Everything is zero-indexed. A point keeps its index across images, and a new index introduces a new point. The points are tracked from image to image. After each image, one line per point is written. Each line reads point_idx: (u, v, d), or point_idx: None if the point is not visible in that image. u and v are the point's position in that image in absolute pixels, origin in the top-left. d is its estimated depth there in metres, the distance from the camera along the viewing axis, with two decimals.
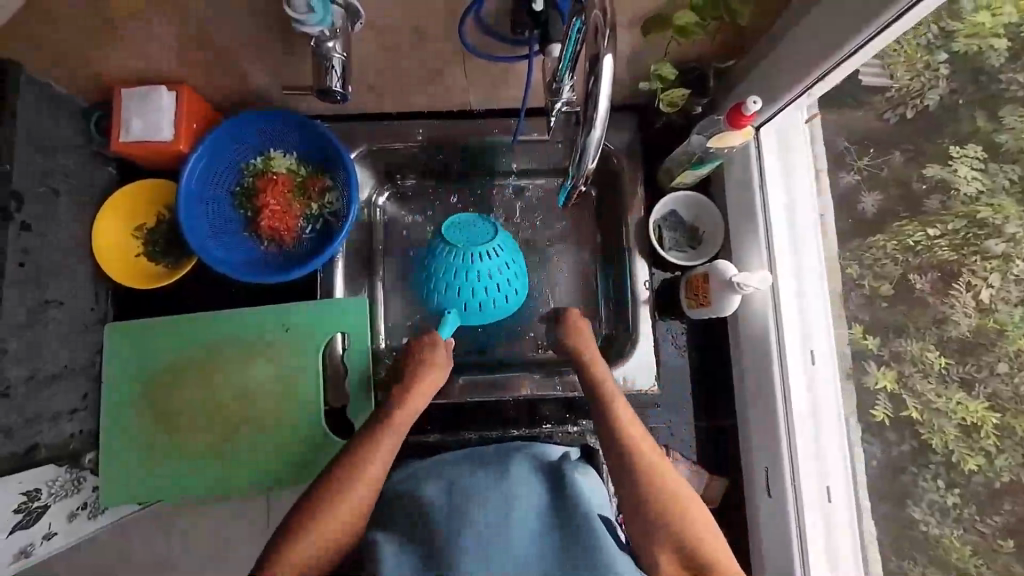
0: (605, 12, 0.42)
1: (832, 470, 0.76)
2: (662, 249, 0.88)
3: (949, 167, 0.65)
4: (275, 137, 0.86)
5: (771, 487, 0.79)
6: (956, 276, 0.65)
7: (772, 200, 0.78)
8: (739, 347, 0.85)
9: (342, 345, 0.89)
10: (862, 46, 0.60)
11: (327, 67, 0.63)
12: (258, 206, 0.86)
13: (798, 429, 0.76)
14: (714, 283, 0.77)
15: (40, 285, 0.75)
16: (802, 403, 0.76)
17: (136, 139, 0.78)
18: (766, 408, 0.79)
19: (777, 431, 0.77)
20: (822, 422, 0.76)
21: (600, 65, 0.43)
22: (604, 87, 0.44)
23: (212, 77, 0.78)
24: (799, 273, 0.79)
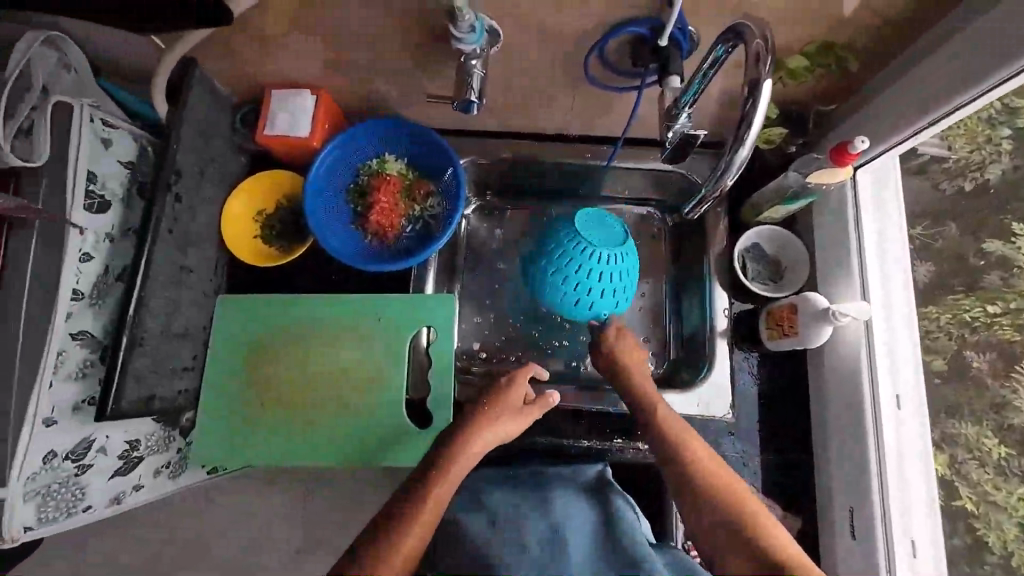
0: (766, 42, 0.50)
1: (921, 519, 0.73)
2: (746, 278, 0.90)
3: (1012, 244, 0.70)
4: (392, 142, 0.93)
5: (855, 527, 0.76)
6: (1018, 358, 0.68)
7: (867, 239, 0.80)
8: (820, 378, 0.84)
9: (426, 339, 0.93)
10: (976, 99, 0.62)
11: (468, 80, 0.70)
12: (369, 203, 0.94)
13: (888, 468, 0.74)
14: (801, 314, 0.79)
15: (180, 251, 0.84)
16: (892, 442, 0.75)
17: (278, 133, 0.88)
18: (854, 445, 0.77)
19: (865, 470, 0.75)
20: (912, 467, 0.74)
21: (759, 89, 0.50)
22: (759, 108, 0.51)
23: (349, 86, 0.88)
24: (891, 307, 0.79)
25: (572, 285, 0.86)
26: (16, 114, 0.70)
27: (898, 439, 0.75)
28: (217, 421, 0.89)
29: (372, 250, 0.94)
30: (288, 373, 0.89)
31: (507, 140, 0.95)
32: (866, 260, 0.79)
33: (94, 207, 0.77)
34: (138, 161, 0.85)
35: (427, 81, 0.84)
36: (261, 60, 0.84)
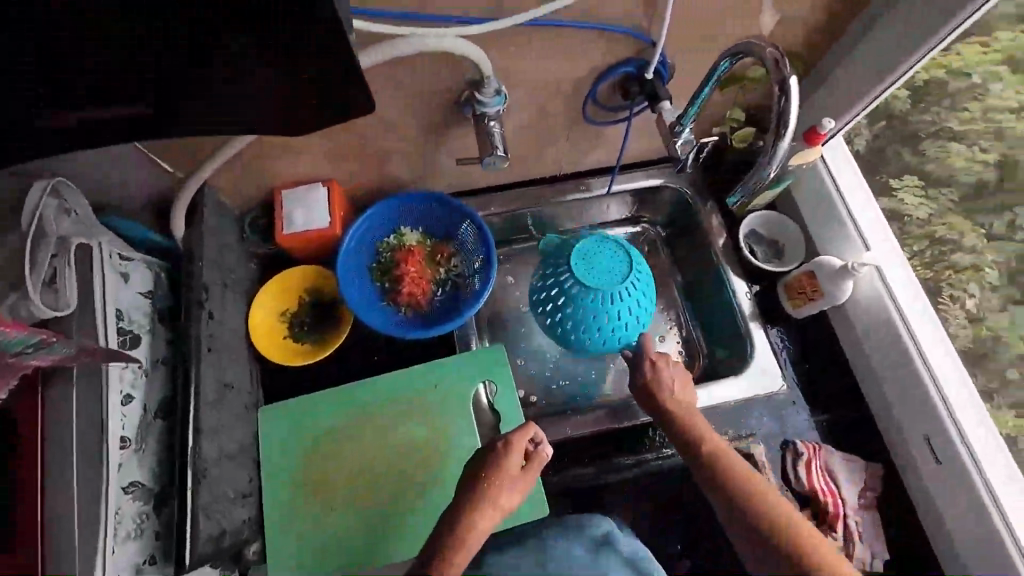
0: (778, 52, 0.66)
1: (985, 422, 0.81)
2: (758, 262, 0.98)
3: (898, 198, 0.94)
4: (406, 216, 0.97)
5: (937, 450, 0.82)
6: (940, 291, 0.88)
7: (850, 200, 0.92)
8: (851, 326, 0.92)
9: (487, 396, 0.90)
10: (908, 70, 0.76)
11: (491, 138, 0.76)
12: (397, 276, 0.95)
13: (945, 383, 0.82)
14: (822, 275, 0.88)
15: (220, 370, 0.79)
16: (938, 358, 0.84)
17: (298, 229, 0.88)
18: (907, 374, 0.85)
19: (925, 391, 0.83)
20: (958, 379, 0.83)
21: (788, 88, 0.65)
22: (793, 101, 0.66)
23: (357, 173, 0.91)
24: (889, 250, 0.90)
25: (598, 331, 0.85)
26: (41, 265, 0.64)
27: (941, 358, 0.84)
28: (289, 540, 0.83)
29: (410, 321, 0.93)
30: (353, 466, 0.86)
31: (500, 191, 1.03)
32: (856, 214, 0.92)
33: (124, 345, 0.73)
34: (156, 289, 0.82)
35: (434, 152, 0.89)
36: (268, 165, 0.85)
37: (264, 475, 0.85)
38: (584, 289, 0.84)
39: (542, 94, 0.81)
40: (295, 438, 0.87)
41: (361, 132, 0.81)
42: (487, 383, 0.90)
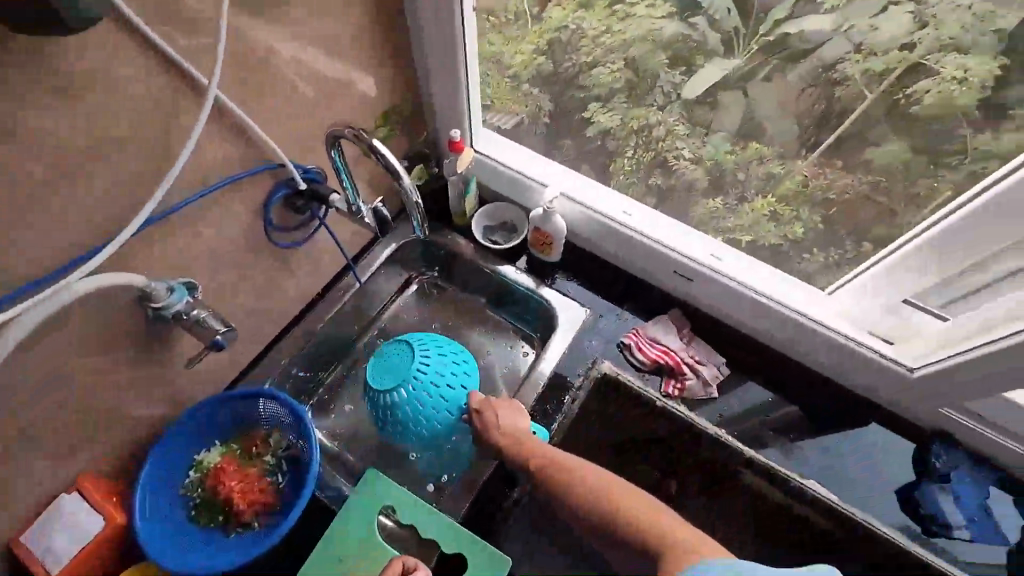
0: (352, 129, 0.79)
1: (696, 238, 1.05)
2: (502, 245, 1.16)
3: (596, 119, 1.05)
4: (192, 444, 0.90)
5: (689, 276, 1.05)
6: (665, 159, 1.04)
7: (518, 163, 1.12)
8: (588, 239, 1.13)
9: (392, 519, 0.87)
10: (467, 64, 0.97)
11: (204, 324, 0.74)
12: (224, 500, 0.87)
13: (654, 236, 1.05)
14: (542, 225, 1.07)
15: None
16: (641, 225, 1.06)
17: (72, 553, 0.76)
18: (636, 247, 1.07)
19: (652, 249, 1.05)
20: (663, 224, 1.07)
21: (379, 149, 0.79)
22: (387, 151, 0.79)
23: (101, 448, 0.80)
24: (567, 176, 1.11)
25: (429, 397, 0.87)
26: None
27: (644, 220, 1.07)
28: None
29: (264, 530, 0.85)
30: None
31: (273, 350, 1.04)
32: (528, 171, 1.11)
33: None
34: None
35: (169, 369, 0.83)
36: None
37: None
38: (390, 391, 0.87)
39: (225, 259, 0.83)
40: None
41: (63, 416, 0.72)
42: (383, 510, 0.87)
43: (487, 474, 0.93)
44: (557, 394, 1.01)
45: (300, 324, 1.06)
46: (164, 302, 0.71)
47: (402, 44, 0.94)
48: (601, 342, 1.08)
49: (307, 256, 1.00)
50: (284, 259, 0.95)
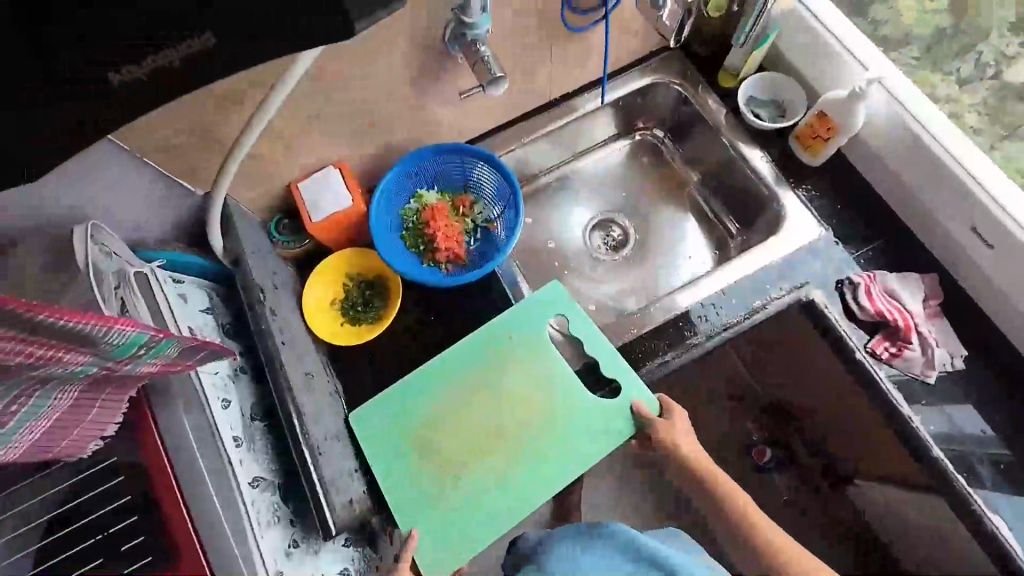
0: None
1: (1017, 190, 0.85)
2: (760, 121, 1.01)
3: None
4: (423, 177, 0.98)
5: (988, 237, 0.84)
6: None
7: (845, 35, 0.93)
8: (869, 149, 0.93)
9: (559, 328, 0.93)
10: None
11: (485, 61, 0.75)
12: (430, 238, 0.96)
13: (973, 165, 0.85)
14: (834, 112, 0.90)
15: (297, 359, 0.83)
16: (955, 142, 0.86)
17: (325, 215, 0.90)
18: (940, 181, 0.87)
19: (959, 176, 0.85)
20: (972, 152, 0.86)
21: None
22: None
23: (370, 155, 0.95)
24: (874, 49, 0.92)
25: None
26: (108, 296, 0.66)
27: (959, 140, 0.86)
28: (429, 512, 0.84)
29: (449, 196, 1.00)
30: (483, 450, 0.86)
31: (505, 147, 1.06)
32: (841, 36, 0.93)
33: None
34: (214, 306, 0.84)
35: (442, 129, 0.98)
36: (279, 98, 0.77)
37: (380, 475, 0.85)
38: None
39: (517, 33, 0.87)
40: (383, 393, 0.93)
41: (367, 102, 0.84)
42: (558, 318, 0.92)
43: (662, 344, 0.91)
44: (781, 278, 0.93)
45: (520, 124, 1.05)
46: (490, 72, 0.76)
47: None
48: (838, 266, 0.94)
49: (574, 75, 1.02)
50: (573, 81, 1.04)
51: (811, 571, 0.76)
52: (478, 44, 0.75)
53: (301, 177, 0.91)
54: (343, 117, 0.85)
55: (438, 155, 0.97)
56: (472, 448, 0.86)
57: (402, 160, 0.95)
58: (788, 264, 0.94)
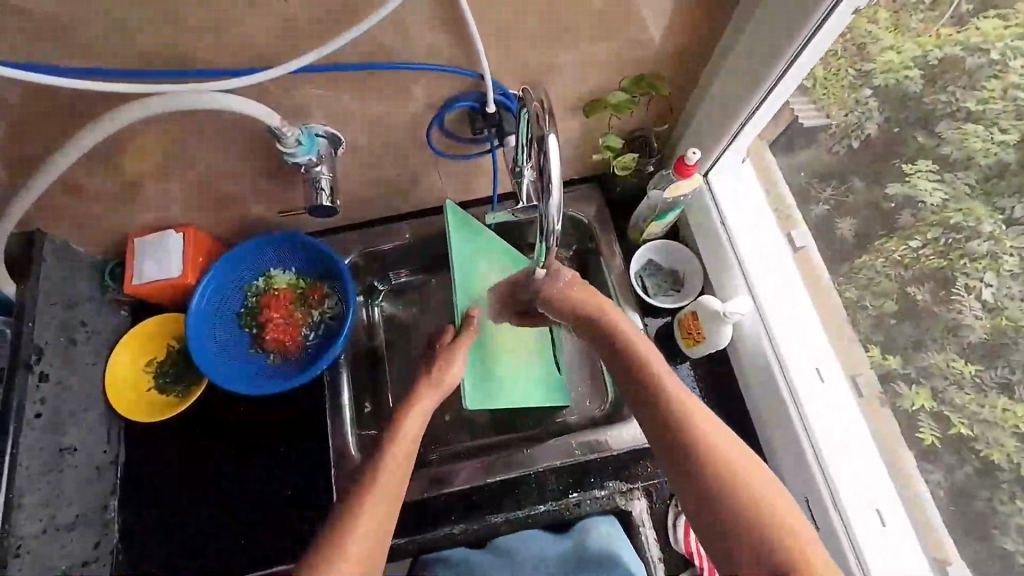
0: (542, 105, 0.50)
1: (860, 456, 0.79)
2: (648, 295, 0.93)
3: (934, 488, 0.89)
4: (276, 259, 0.93)
5: (817, 518, 0.78)
6: None
7: (737, 234, 0.87)
8: (734, 364, 0.91)
9: None
10: (756, 110, 0.71)
11: (316, 187, 0.72)
12: (262, 326, 0.91)
13: (813, 425, 0.80)
14: (703, 318, 0.82)
15: (59, 430, 0.77)
16: (808, 393, 0.82)
17: (147, 279, 0.85)
18: (786, 433, 0.82)
19: (793, 428, 0.80)
20: (832, 405, 0.82)
21: (545, 144, 0.49)
22: (554, 161, 0.49)
23: (225, 221, 0.90)
24: (770, 260, 0.88)
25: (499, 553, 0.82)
26: None
27: (819, 397, 0.82)
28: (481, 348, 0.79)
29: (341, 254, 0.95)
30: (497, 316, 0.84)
31: (380, 235, 0.98)
32: (738, 242, 0.87)
33: None
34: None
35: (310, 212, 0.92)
36: (105, 164, 0.73)
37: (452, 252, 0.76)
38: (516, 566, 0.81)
39: (386, 148, 0.80)
40: (162, 477, 0.86)
41: (210, 177, 0.80)
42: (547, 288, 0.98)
43: (454, 506, 0.85)
44: (603, 475, 0.86)
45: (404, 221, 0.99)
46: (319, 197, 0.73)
47: (743, 85, 0.68)
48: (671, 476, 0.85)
49: (466, 188, 0.95)
50: (468, 193, 0.97)
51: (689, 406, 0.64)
52: (314, 166, 0.71)
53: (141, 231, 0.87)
54: (184, 185, 0.80)
55: (295, 240, 0.92)
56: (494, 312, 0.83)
57: (255, 239, 0.91)
58: (617, 454, 0.86)
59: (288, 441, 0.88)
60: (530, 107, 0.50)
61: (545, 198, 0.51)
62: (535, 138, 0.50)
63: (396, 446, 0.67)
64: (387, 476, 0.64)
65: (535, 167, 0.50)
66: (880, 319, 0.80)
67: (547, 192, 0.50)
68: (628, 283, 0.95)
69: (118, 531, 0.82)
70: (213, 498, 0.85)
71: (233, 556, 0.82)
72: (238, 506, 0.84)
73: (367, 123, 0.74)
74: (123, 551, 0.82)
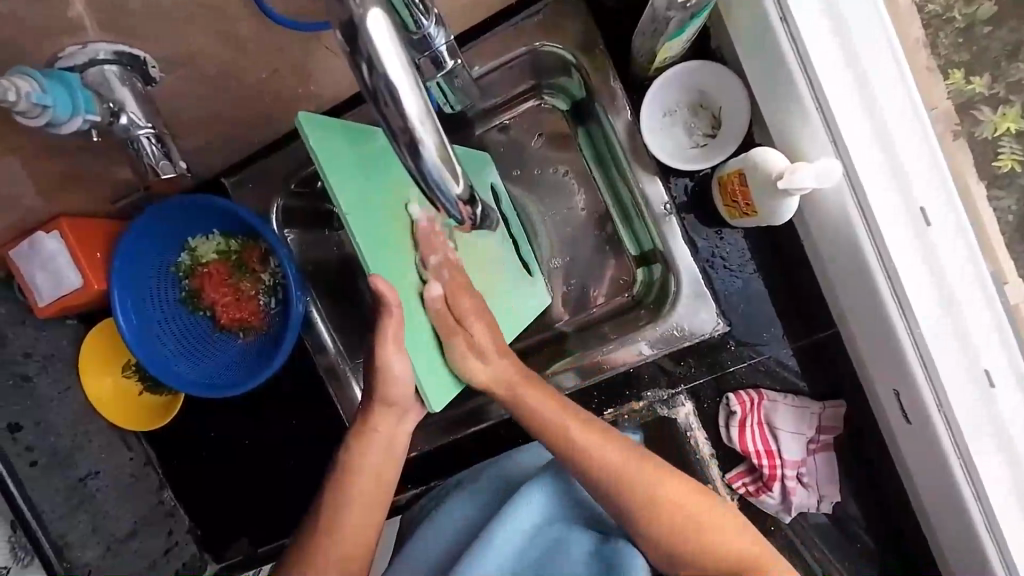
0: None
1: (976, 323, 0.56)
2: (669, 150, 0.67)
3: None
4: (189, 227, 0.74)
5: (907, 410, 0.64)
6: None
7: (805, 24, 0.52)
8: (805, 231, 0.68)
9: (490, 165, 0.69)
10: None
11: (139, 150, 0.52)
12: (214, 309, 0.78)
13: (912, 300, 0.56)
14: (753, 183, 0.57)
15: (70, 462, 0.75)
16: (910, 254, 0.56)
17: (53, 296, 0.70)
18: (873, 314, 0.62)
19: (882, 306, 0.59)
20: (945, 258, 0.55)
21: (366, 38, 0.27)
22: (391, 77, 0.27)
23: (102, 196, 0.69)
24: (863, 46, 0.53)
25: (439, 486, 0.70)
26: None
27: (921, 258, 0.56)
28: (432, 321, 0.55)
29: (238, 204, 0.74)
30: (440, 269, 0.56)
31: (297, 156, 0.72)
32: (806, 43, 0.53)
33: None
34: None
35: (193, 156, 0.67)
36: None
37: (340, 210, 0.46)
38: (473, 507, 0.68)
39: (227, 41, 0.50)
40: (197, 468, 0.86)
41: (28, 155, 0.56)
42: (484, 162, 0.68)
43: (486, 437, 0.79)
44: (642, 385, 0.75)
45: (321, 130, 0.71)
46: (156, 168, 0.54)
47: None
48: (720, 370, 0.72)
49: None
50: None
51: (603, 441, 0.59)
52: (113, 117, 0.50)
53: (14, 239, 0.69)
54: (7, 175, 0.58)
55: (195, 200, 0.70)
56: (437, 260, 0.55)
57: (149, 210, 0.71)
58: (655, 356, 0.71)
59: (299, 415, 0.83)
60: None
61: (414, 148, 0.28)
62: (342, 35, 0.27)
63: (377, 448, 0.61)
64: (366, 483, 0.61)
65: (366, 98, 0.28)
66: (969, 27, 0.55)
67: (406, 138, 0.28)
68: (641, 143, 0.68)
69: (184, 515, 0.87)
70: (253, 477, 0.85)
71: (290, 520, 0.85)
72: (275, 480, 0.85)
73: (160, 1, 0.45)
74: (198, 528, 0.88)
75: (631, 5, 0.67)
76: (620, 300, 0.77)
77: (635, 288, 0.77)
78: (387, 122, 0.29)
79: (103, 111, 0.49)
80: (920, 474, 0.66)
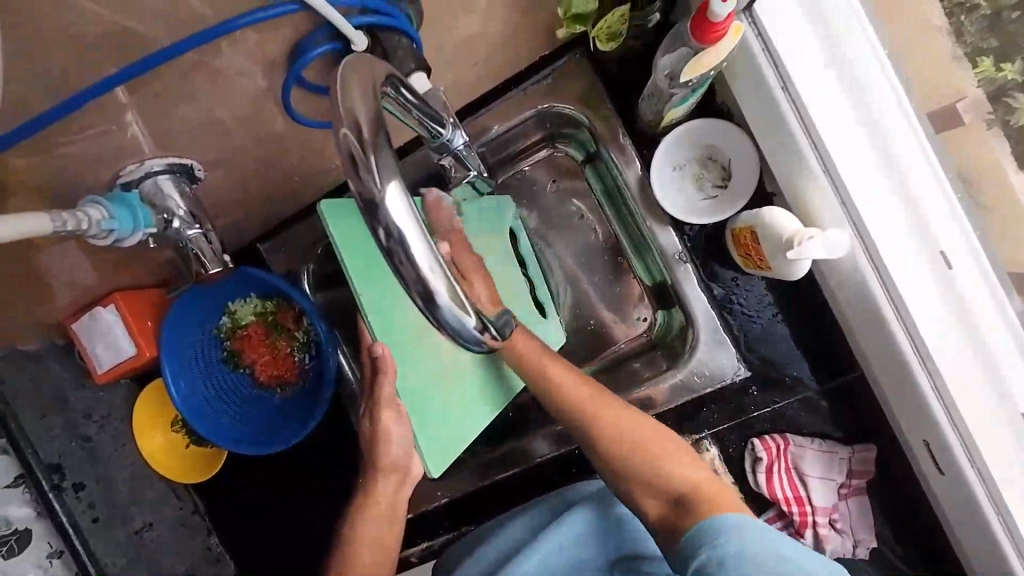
0: (357, 135, 0.30)
1: (1007, 366, 0.55)
2: (683, 201, 0.68)
3: None
4: (230, 293, 0.80)
5: (939, 460, 0.62)
6: None
7: (806, 89, 0.54)
8: (821, 280, 0.68)
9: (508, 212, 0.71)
10: None
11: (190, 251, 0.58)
12: (254, 368, 0.83)
13: (936, 353, 0.56)
14: (765, 244, 0.59)
15: (127, 516, 0.81)
16: (932, 305, 0.56)
17: (110, 365, 0.76)
18: (895, 365, 0.61)
19: (904, 360, 0.59)
20: (970, 304, 0.55)
21: (384, 208, 0.29)
22: (407, 238, 0.29)
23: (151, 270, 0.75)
24: (867, 102, 0.54)
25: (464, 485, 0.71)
26: None
27: (944, 311, 0.55)
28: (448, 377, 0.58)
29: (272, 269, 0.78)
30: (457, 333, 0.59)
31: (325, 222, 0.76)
32: (808, 107, 0.54)
33: (9, 554, 0.67)
34: None
35: (231, 230, 0.72)
36: None
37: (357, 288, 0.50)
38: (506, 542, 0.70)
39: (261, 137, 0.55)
40: (241, 516, 0.91)
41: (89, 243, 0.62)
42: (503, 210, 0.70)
43: (514, 483, 0.81)
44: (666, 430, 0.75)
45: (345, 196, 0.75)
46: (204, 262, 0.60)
47: None
48: (744, 413, 0.72)
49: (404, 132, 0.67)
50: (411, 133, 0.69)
51: (628, 443, 0.58)
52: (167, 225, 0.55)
53: (75, 314, 0.75)
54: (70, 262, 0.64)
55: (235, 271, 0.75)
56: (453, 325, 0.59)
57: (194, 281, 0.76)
58: (679, 401, 0.72)
59: (334, 463, 0.86)
60: (341, 146, 0.30)
61: (430, 297, 0.30)
62: (363, 205, 0.30)
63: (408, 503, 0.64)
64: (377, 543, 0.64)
65: (385, 257, 0.30)
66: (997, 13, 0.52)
67: (421, 287, 0.30)
68: (653, 198, 0.70)
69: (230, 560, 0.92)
70: (293, 524, 0.89)
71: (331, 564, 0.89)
72: (314, 526, 0.88)
73: (205, 115, 0.50)
74: None
75: (638, 64, 0.69)
76: (641, 341, 0.78)
77: (656, 332, 0.78)
78: (403, 275, 0.31)
79: (158, 222, 0.54)
80: (957, 519, 0.65)
